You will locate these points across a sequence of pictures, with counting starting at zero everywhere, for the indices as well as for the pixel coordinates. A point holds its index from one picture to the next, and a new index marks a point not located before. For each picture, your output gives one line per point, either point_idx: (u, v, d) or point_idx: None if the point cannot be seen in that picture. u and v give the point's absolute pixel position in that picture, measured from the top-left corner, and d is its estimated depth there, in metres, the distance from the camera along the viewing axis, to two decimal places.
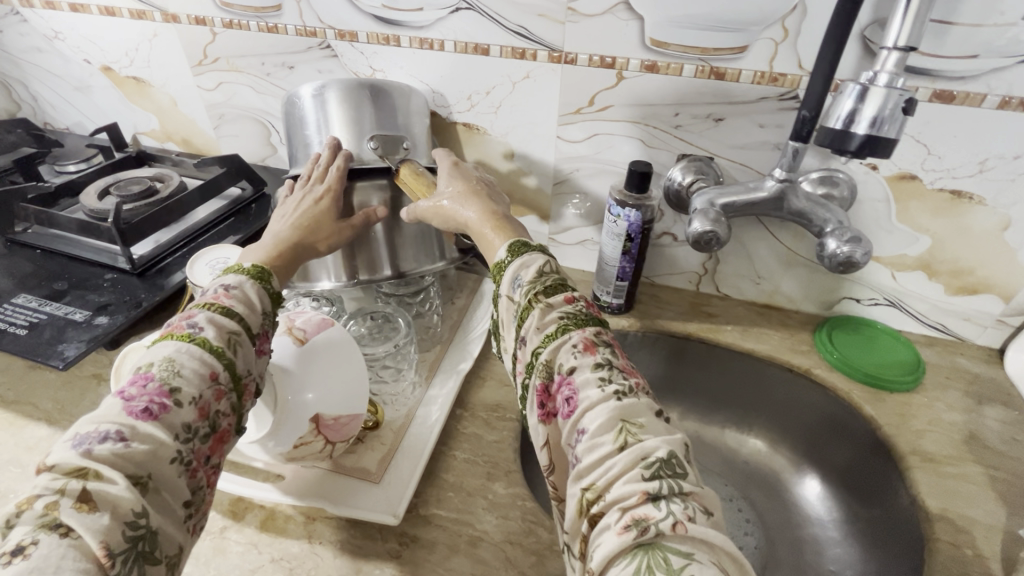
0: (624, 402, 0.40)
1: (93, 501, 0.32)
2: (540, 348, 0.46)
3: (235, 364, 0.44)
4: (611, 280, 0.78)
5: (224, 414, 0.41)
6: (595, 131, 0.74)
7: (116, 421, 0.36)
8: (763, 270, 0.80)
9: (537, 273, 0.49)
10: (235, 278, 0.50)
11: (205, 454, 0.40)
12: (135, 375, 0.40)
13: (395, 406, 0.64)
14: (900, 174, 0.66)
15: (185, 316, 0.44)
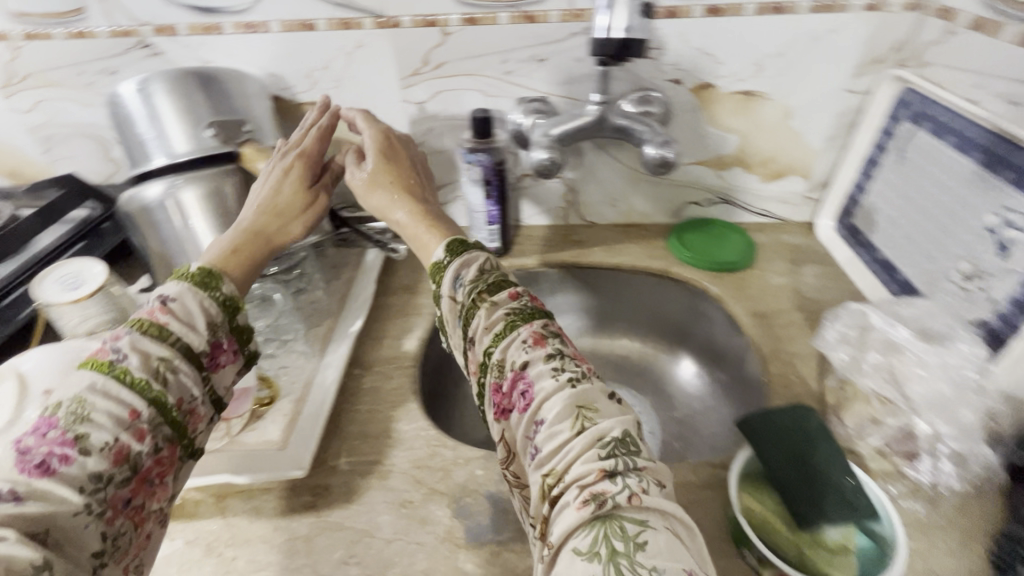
0: (578, 389, 0.44)
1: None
2: (489, 345, 0.49)
3: (164, 395, 0.43)
4: (483, 226, 0.84)
5: (147, 454, 0.41)
6: (436, 89, 0.79)
7: (10, 477, 0.35)
8: (614, 192, 0.89)
9: (477, 273, 0.54)
10: (176, 287, 0.49)
11: (126, 497, 0.39)
12: (40, 420, 0.38)
13: (291, 379, 0.66)
14: (700, 84, 0.77)
15: (113, 337, 0.43)
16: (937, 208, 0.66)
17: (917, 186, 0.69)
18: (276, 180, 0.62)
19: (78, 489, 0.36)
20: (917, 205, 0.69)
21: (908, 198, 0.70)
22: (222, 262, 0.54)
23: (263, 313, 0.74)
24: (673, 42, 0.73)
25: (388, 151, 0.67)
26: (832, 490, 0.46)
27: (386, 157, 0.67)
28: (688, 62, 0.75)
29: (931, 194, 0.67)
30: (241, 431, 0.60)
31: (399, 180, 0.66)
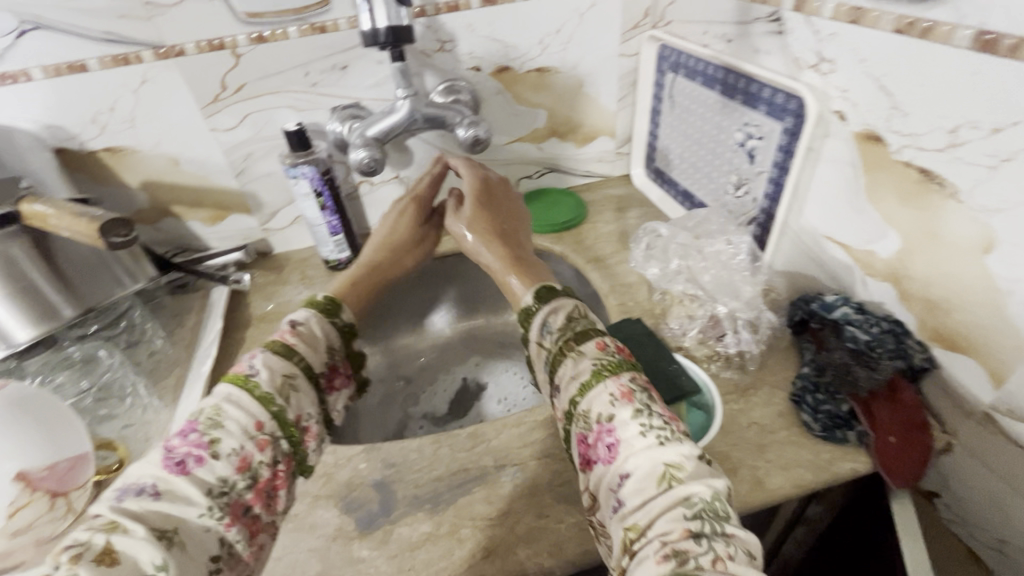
0: (666, 447, 0.40)
1: (114, 554, 0.36)
2: (575, 394, 0.46)
3: (285, 411, 0.48)
4: (328, 238, 0.83)
5: (265, 466, 0.45)
6: (245, 113, 0.77)
7: (156, 472, 0.41)
8: (452, 182, 0.94)
9: (566, 321, 0.51)
10: (303, 313, 0.57)
11: (245, 505, 0.44)
12: (186, 423, 0.44)
13: (143, 437, 0.61)
14: (498, 67, 0.84)
15: (249, 354, 0.50)
16: (707, 137, 0.77)
17: (691, 122, 0.80)
18: (394, 219, 0.73)
19: (205, 490, 0.42)
20: (694, 137, 0.81)
21: (687, 134, 0.82)
22: (340, 291, 0.64)
23: (87, 375, 0.67)
24: (462, 33, 0.79)
25: (482, 191, 0.68)
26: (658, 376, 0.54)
27: (483, 201, 0.68)
28: (481, 50, 0.81)
29: (700, 126, 0.78)
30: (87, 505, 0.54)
31: (490, 224, 0.65)
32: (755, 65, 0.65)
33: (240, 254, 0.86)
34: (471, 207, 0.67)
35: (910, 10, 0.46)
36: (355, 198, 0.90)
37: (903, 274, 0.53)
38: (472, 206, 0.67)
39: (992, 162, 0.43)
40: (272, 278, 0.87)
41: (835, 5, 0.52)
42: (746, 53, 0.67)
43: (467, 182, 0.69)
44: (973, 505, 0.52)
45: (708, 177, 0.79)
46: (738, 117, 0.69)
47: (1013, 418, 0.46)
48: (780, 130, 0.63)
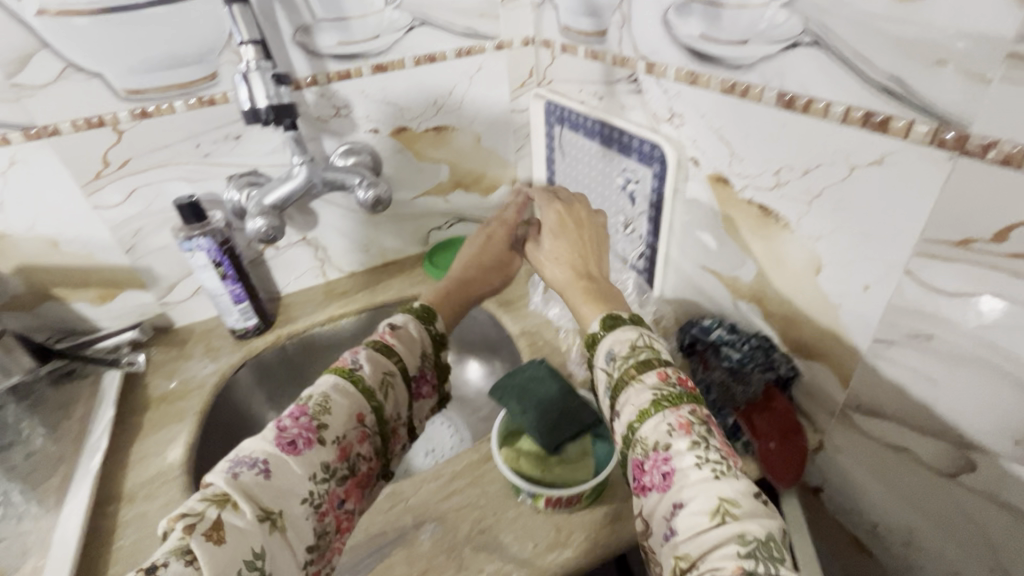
0: (723, 482, 0.39)
1: (222, 532, 0.39)
2: (634, 421, 0.45)
3: (382, 407, 0.52)
4: (232, 307, 0.80)
5: (360, 458, 0.49)
6: (132, 188, 0.75)
7: (270, 448, 0.45)
8: (362, 238, 0.95)
9: (630, 347, 0.49)
10: (401, 317, 0.58)
11: (338, 497, 0.47)
12: (297, 405, 0.48)
13: (18, 552, 0.56)
14: (397, 128, 0.87)
15: (352, 350, 0.53)
16: (596, 184, 0.83)
17: (582, 172, 0.87)
18: (483, 238, 0.71)
19: (310, 475, 0.45)
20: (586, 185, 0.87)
21: (579, 181, 0.88)
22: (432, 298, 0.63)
23: None
24: (356, 98, 0.82)
25: (567, 219, 0.66)
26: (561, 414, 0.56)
27: (553, 230, 0.65)
28: (378, 113, 0.85)
29: (590, 174, 0.85)
30: None
31: (572, 254, 0.62)
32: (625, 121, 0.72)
33: (136, 332, 0.81)
34: (549, 233, 0.66)
35: (730, 74, 0.54)
36: (260, 262, 0.89)
37: (762, 295, 0.60)
38: (550, 235, 0.65)
39: (808, 198, 0.50)
40: (172, 354, 0.83)
41: (676, 68, 0.61)
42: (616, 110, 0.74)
43: (546, 213, 0.67)
44: (849, 496, 0.58)
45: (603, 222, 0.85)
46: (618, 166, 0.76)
47: (863, 414, 0.53)
48: (651, 175, 0.70)
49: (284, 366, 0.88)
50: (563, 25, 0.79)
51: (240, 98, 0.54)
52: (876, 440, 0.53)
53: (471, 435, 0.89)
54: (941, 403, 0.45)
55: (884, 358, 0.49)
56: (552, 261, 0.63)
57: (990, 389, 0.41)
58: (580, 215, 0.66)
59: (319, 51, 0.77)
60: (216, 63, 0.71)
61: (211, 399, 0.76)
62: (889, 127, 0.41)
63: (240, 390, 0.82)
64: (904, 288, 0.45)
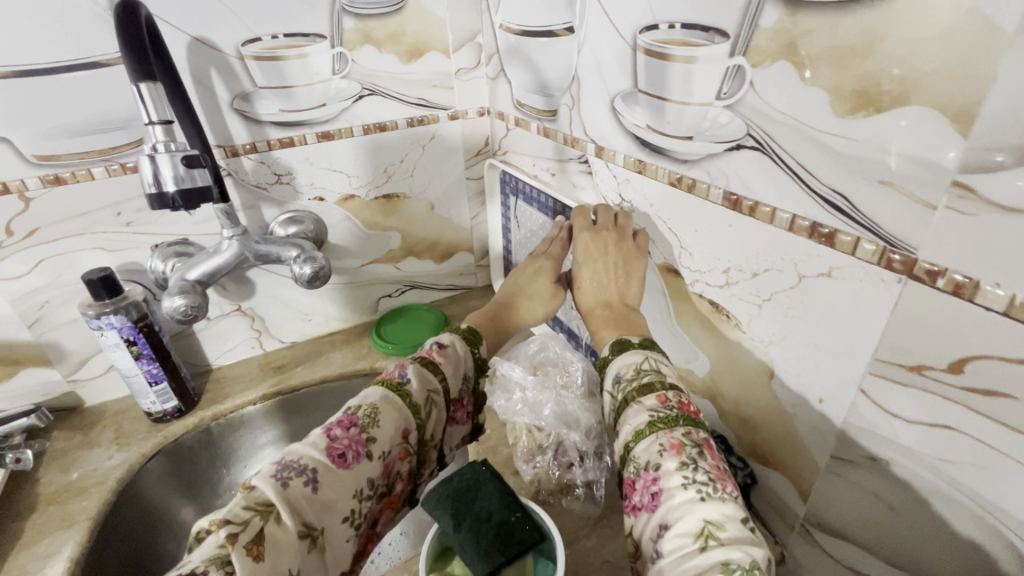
0: (706, 504, 0.36)
1: (261, 546, 0.35)
2: (629, 440, 0.43)
3: (425, 426, 0.48)
4: (146, 388, 0.73)
5: (397, 477, 0.46)
6: (39, 258, 0.68)
7: (319, 456, 0.41)
8: (305, 307, 0.89)
9: (635, 370, 0.47)
10: (449, 337, 0.55)
11: (372, 517, 0.44)
12: (344, 414, 0.45)
13: None
14: (344, 195, 0.83)
15: (399, 364, 0.50)
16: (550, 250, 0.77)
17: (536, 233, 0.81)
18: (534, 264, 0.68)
19: (355, 491, 0.42)
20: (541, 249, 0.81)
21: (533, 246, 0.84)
22: (480, 322, 0.61)
23: None
24: (300, 167, 0.78)
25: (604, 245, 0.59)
26: (496, 531, 0.50)
27: (584, 262, 0.60)
28: (323, 181, 0.81)
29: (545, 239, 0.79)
30: None
31: (597, 283, 0.59)
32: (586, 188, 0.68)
33: (31, 419, 0.72)
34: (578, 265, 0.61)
35: (677, 168, 0.52)
36: (188, 334, 0.82)
37: (715, 393, 0.57)
38: (581, 263, 0.61)
39: (758, 301, 0.48)
40: (75, 441, 0.74)
41: (624, 154, 0.59)
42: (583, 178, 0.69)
43: (581, 243, 0.61)
44: None
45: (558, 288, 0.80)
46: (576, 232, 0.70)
47: (823, 532, 0.49)
48: None
49: (207, 452, 0.80)
50: (517, 99, 0.78)
51: (142, 177, 0.52)
52: (839, 563, 0.48)
53: (413, 527, 0.81)
54: (906, 533, 0.42)
55: (842, 477, 0.45)
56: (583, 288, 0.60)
57: (954, 528, 0.38)
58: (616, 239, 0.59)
59: (259, 118, 0.73)
60: (142, 128, 0.66)
61: (113, 496, 0.67)
62: (836, 240, 0.39)
63: (151, 483, 0.73)
64: (858, 407, 0.42)
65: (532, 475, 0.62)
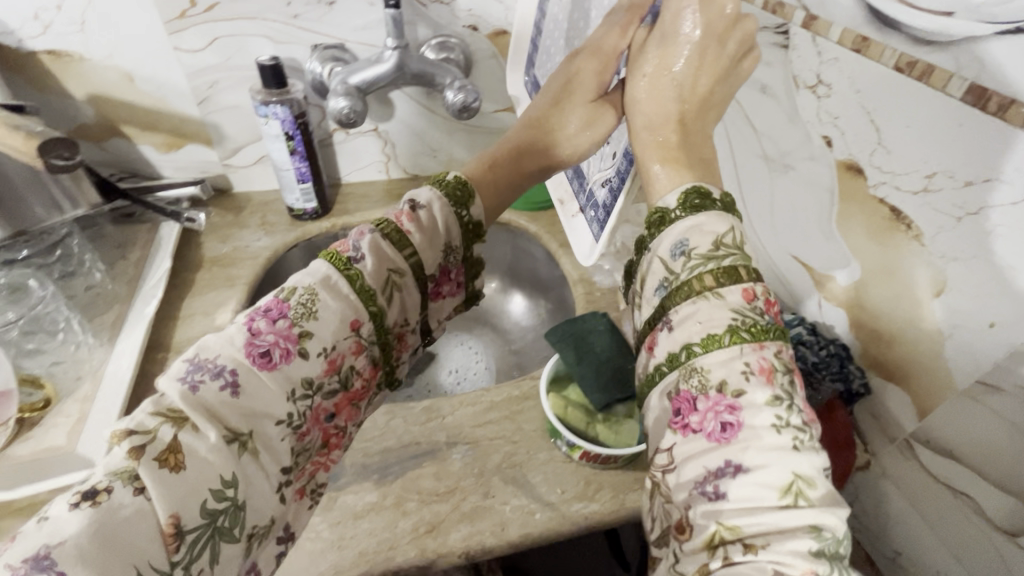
0: (801, 455, 0.33)
1: (177, 456, 0.33)
2: (694, 342, 0.37)
3: (381, 315, 0.43)
4: (294, 184, 0.78)
5: (354, 370, 0.42)
6: (214, 35, 0.71)
7: (237, 357, 0.37)
8: (432, 142, 0.90)
9: (713, 247, 0.39)
10: (426, 193, 0.47)
11: (325, 412, 0.41)
12: (275, 303, 0.40)
13: (73, 376, 0.58)
14: (496, 30, 0.79)
15: (357, 233, 0.44)
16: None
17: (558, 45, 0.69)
18: (569, 77, 0.52)
19: (287, 393, 0.38)
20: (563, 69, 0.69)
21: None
22: (476, 176, 0.50)
23: (14, 304, 0.60)
24: None
25: (695, 24, 0.46)
26: (614, 371, 0.54)
27: (641, 62, 0.49)
28: (480, 9, 0.77)
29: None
30: (7, 444, 0.51)
31: (668, 100, 0.48)
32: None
33: (197, 190, 0.82)
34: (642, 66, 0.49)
35: (916, 50, 0.46)
36: (328, 144, 0.86)
37: (858, 304, 0.56)
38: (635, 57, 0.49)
39: (960, 215, 0.45)
40: (228, 219, 0.82)
41: (843, 29, 0.51)
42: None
43: (675, 2, 0.47)
44: (880, 522, 0.57)
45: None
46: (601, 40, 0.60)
47: (929, 449, 0.51)
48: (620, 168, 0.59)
49: None
50: None
51: None
52: (930, 475, 0.51)
53: (497, 366, 0.89)
54: None
55: (980, 403, 0.45)
56: (641, 78, 0.49)
57: None
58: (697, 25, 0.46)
59: None
60: None
61: (263, 271, 0.76)
62: None
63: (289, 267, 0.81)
64: None
65: None
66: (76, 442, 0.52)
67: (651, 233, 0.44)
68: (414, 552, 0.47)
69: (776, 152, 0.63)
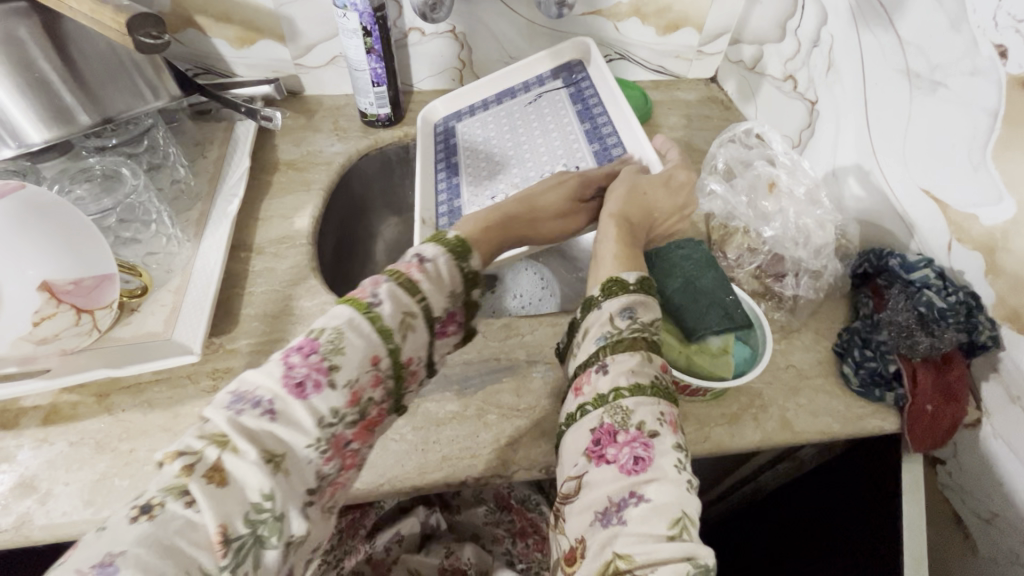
0: (691, 499, 0.34)
1: (223, 474, 0.32)
2: (623, 386, 0.38)
3: (399, 352, 0.38)
4: (368, 87, 0.74)
5: (374, 404, 0.38)
6: None
7: (272, 388, 0.35)
8: (511, 49, 0.83)
9: (650, 316, 0.41)
10: (437, 245, 0.43)
11: (347, 440, 0.36)
12: (306, 339, 0.37)
13: (165, 267, 0.59)
14: None
15: (372, 280, 0.40)
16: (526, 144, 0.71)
17: (522, 118, 0.73)
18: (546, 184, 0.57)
19: (316, 420, 0.35)
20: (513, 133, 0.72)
21: (497, 138, 0.73)
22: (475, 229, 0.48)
23: (110, 191, 0.61)
24: None
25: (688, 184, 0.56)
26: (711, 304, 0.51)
27: (628, 177, 0.56)
28: None
29: (532, 126, 0.72)
30: (112, 326, 0.54)
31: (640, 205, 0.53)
32: (612, 103, 0.70)
33: (270, 89, 0.78)
34: (631, 188, 0.54)
35: None
36: (402, 46, 0.81)
37: (1000, 248, 0.49)
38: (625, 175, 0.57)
39: None
40: (301, 123, 0.80)
41: None
42: (611, 93, 0.71)
43: (678, 169, 0.57)
44: (985, 482, 0.53)
45: (515, 161, 0.70)
46: (565, 151, 0.68)
47: None
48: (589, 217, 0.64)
49: (401, 167, 0.84)
50: None
51: None
52: None
53: (563, 293, 0.85)
54: None
55: None
56: (624, 194, 0.54)
57: None
58: (675, 178, 0.56)
59: None
60: None
61: (337, 178, 0.74)
62: None
63: (359, 176, 0.80)
64: None
65: (733, 274, 0.60)
66: (174, 329, 0.54)
67: (601, 296, 0.43)
68: (495, 462, 0.48)
69: (924, 67, 0.53)
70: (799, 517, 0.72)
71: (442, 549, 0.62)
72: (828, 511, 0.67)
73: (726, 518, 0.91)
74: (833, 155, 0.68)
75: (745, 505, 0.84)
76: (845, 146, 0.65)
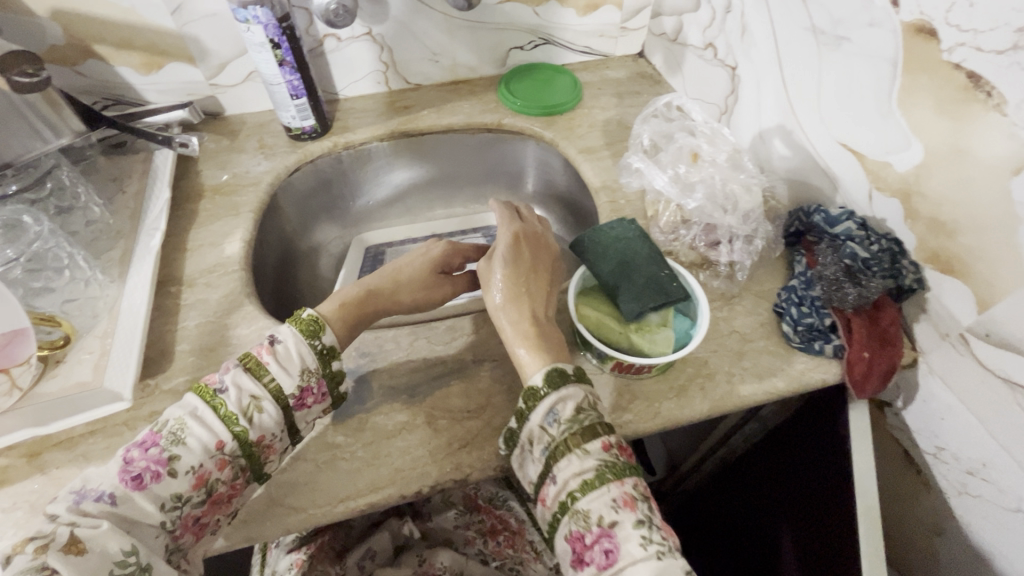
0: (665, 564, 0.39)
1: (82, 545, 0.36)
2: (575, 489, 0.43)
3: (246, 433, 0.43)
4: (288, 101, 0.72)
5: (224, 481, 0.42)
6: None
7: (113, 482, 0.39)
8: (433, 45, 0.81)
9: (576, 410, 0.45)
10: (285, 328, 0.48)
11: (195, 517, 0.41)
12: (150, 433, 0.42)
13: (89, 312, 0.56)
14: None
15: (223, 366, 0.45)
16: None
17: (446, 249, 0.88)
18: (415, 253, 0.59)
19: (160, 504, 0.40)
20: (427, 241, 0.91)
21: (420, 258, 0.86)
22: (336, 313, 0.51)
23: (11, 241, 0.57)
24: None
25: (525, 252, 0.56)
26: (647, 280, 0.51)
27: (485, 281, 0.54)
28: None
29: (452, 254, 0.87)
30: (36, 382, 0.51)
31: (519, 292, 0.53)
32: None
33: (185, 113, 0.76)
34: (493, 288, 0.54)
35: None
36: (319, 53, 0.78)
37: (915, 192, 0.50)
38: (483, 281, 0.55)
39: None
40: (224, 144, 0.77)
41: None
42: None
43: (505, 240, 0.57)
44: (932, 419, 0.55)
45: None
46: None
47: (989, 343, 0.47)
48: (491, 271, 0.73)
49: (337, 178, 0.83)
50: None
51: None
52: (985, 367, 0.48)
53: None
54: None
55: None
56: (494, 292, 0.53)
57: None
58: (511, 252, 0.55)
59: None
60: None
61: (267, 198, 0.72)
62: None
63: (293, 192, 0.78)
64: None
65: (669, 248, 0.61)
66: (104, 376, 0.51)
67: (527, 408, 0.46)
68: (450, 467, 0.47)
69: (827, 23, 0.54)
70: (762, 483, 0.75)
71: (415, 558, 0.62)
72: (793, 486, 0.69)
73: (702, 486, 0.93)
74: (758, 120, 0.69)
75: (719, 471, 0.86)
76: (767, 108, 0.66)
